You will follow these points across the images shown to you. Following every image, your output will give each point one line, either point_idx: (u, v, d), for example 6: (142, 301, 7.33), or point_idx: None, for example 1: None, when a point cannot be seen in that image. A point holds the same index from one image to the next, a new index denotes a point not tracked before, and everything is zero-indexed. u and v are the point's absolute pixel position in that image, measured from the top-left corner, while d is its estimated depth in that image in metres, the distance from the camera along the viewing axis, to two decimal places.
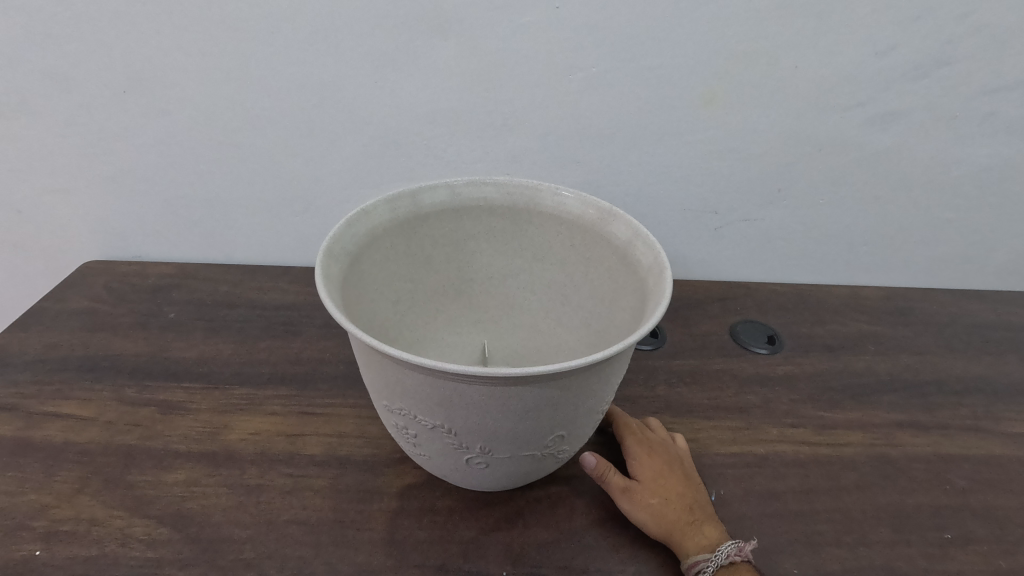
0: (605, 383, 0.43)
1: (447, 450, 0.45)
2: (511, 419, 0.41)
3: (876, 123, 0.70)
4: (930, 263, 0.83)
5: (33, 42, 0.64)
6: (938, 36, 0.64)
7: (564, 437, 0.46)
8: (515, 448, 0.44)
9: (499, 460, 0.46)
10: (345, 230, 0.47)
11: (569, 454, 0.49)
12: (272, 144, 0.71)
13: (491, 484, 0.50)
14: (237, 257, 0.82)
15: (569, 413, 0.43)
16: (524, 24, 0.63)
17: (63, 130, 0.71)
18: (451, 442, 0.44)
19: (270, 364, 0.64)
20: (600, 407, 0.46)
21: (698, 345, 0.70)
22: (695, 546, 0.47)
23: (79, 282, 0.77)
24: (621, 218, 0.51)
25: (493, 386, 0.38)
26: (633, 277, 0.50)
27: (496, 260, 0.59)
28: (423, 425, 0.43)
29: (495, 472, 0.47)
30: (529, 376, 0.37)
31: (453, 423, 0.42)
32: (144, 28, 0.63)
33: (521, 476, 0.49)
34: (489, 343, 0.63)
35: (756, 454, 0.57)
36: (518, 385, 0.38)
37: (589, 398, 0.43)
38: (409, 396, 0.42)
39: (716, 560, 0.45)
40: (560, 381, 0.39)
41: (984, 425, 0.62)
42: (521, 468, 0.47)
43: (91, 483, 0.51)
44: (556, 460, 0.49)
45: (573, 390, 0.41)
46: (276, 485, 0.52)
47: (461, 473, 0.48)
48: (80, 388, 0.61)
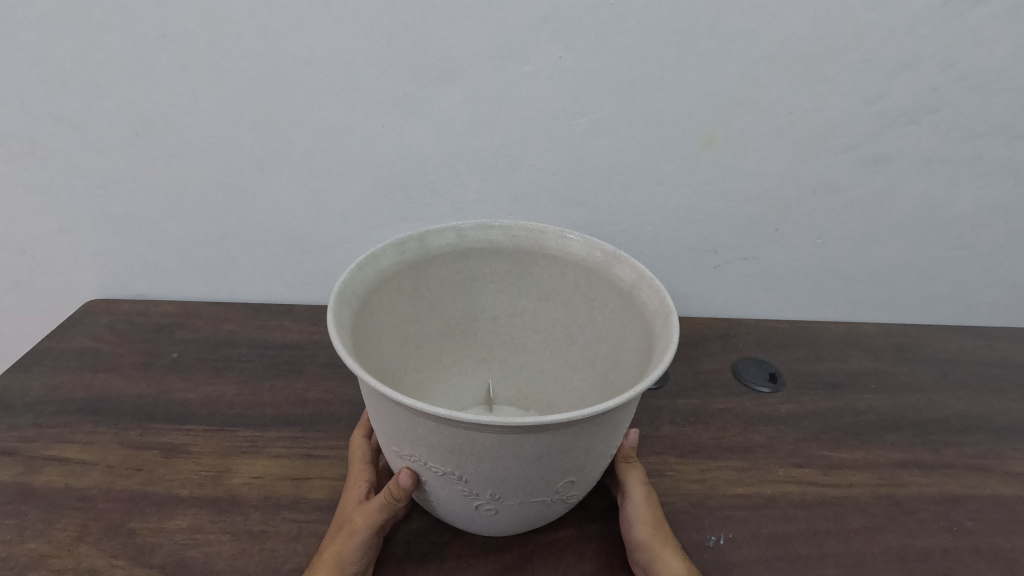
0: (614, 428, 0.43)
1: (457, 497, 0.45)
2: (522, 466, 0.41)
3: (869, 167, 0.72)
4: (926, 299, 0.84)
5: (47, 89, 0.66)
6: (922, 85, 0.66)
7: (575, 483, 0.45)
8: (525, 494, 0.44)
9: (507, 505, 0.45)
10: (354, 275, 0.48)
11: (578, 498, 0.49)
12: (279, 185, 0.72)
13: (500, 529, 0.50)
14: (241, 294, 0.83)
15: (580, 459, 0.43)
16: (527, 72, 0.65)
17: (71, 173, 0.72)
18: (461, 488, 0.44)
19: (273, 405, 0.64)
20: (609, 452, 0.46)
21: (700, 383, 0.71)
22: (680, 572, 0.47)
23: (82, 321, 0.77)
24: (626, 261, 0.51)
25: (505, 434, 0.38)
26: (639, 320, 0.50)
27: (503, 302, 0.60)
28: (434, 472, 0.43)
29: (505, 517, 0.47)
30: (541, 425, 0.37)
31: (464, 470, 0.42)
32: (156, 75, 0.65)
33: (530, 521, 0.49)
34: (496, 382, 0.64)
35: (762, 495, 0.57)
36: (529, 433, 0.38)
37: (598, 444, 0.43)
38: (419, 443, 0.42)
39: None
40: (570, 428, 0.39)
41: (988, 463, 0.62)
42: (532, 513, 0.47)
43: (91, 531, 0.50)
44: (565, 505, 0.48)
45: (583, 437, 0.41)
46: (281, 531, 0.51)
47: (470, 518, 0.48)
48: (81, 432, 0.60)
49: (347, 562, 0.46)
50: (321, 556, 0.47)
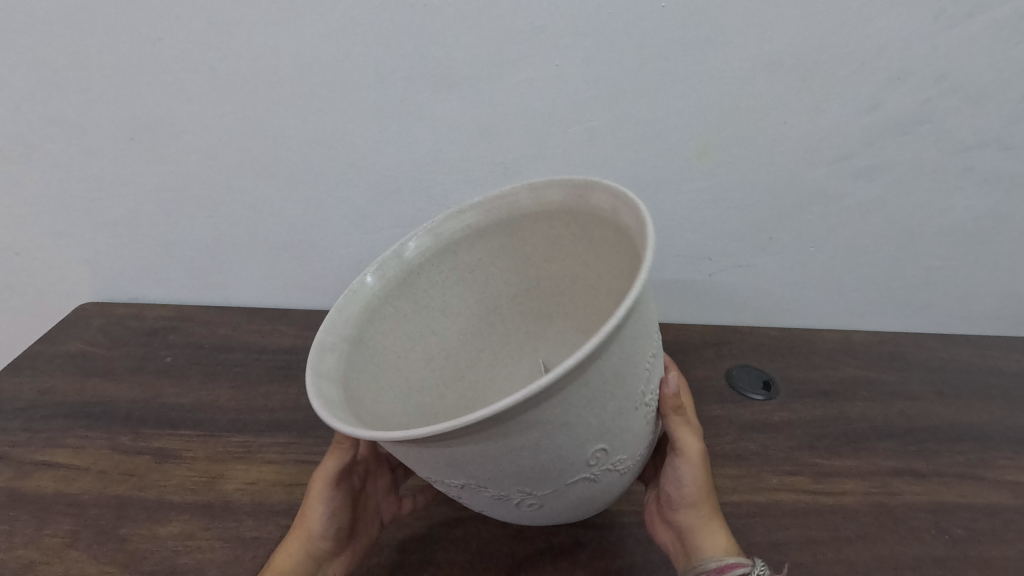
0: (616, 383, 0.38)
1: (495, 503, 0.43)
2: (524, 459, 0.38)
3: (862, 176, 0.72)
4: (918, 307, 0.85)
5: (41, 92, 0.65)
6: (915, 97, 0.67)
7: (609, 451, 0.41)
8: (555, 482, 0.41)
9: (548, 495, 0.43)
10: (335, 321, 0.48)
11: (630, 464, 0.45)
12: (274, 190, 0.72)
13: (567, 518, 0.47)
14: (237, 298, 0.83)
15: (593, 428, 0.39)
16: (524, 79, 0.65)
17: (65, 176, 0.71)
18: (491, 494, 0.42)
19: (268, 410, 0.63)
20: (632, 410, 0.41)
21: (695, 391, 0.71)
22: (723, 540, 0.48)
23: (74, 324, 0.77)
24: (597, 186, 0.48)
25: (477, 436, 0.35)
26: (630, 245, 0.47)
27: (511, 277, 0.59)
28: (456, 486, 0.42)
29: (558, 507, 0.44)
30: (503, 414, 0.34)
31: (475, 477, 0.40)
32: (152, 78, 0.65)
33: (591, 501, 0.46)
34: (546, 358, 0.62)
35: (756, 503, 0.58)
36: (504, 425, 0.35)
37: (607, 407, 0.38)
38: (426, 463, 0.40)
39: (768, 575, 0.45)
40: (549, 407, 0.35)
41: (979, 472, 0.63)
42: (584, 495, 0.44)
43: (81, 537, 0.51)
44: (614, 478, 0.44)
45: (575, 407, 0.37)
46: (273, 538, 0.51)
47: (527, 518, 0.46)
48: (72, 436, 0.60)
49: (310, 521, 0.49)
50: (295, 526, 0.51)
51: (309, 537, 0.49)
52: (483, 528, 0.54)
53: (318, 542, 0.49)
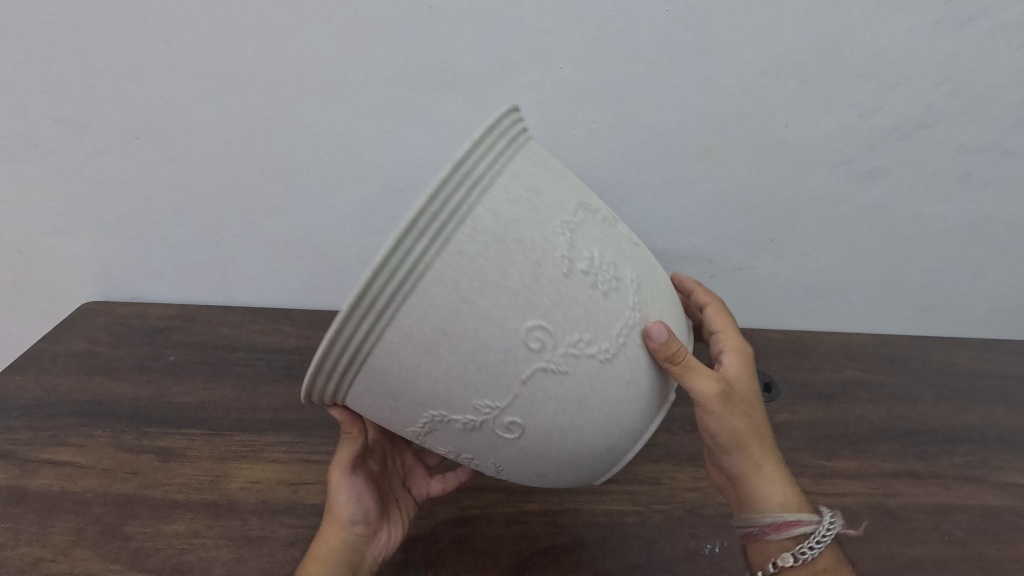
0: (504, 248, 0.36)
1: (474, 437, 0.42)
2: (441, 358, 0.37)
3: (863, 179, 0.73)
4: (917, 310, 0.86)
5: (47, 91, 0.66)
6: (915, 101, 0.68)
7: (548, 329, 0.38)
8: (503, 385, 0.39)
9: (518, 410, 0.40)
10: None
11: (598, 350, 0.40)
12: (278, 190, 0.73)
13: (574, 437, 0.43)
14: (240, 298, 0.83)
15: (505, 303, 0.37)
16: (529, 82, 0.65)
17: (70, 175, 0.72)
18: (459, 424, 0.41)
19: (271, 409, 0.63)
20: (558, 280, 0.38)
21: None
22: (773, 489, 0.50)
23: (78, 323, 0.77)
24: None
25: (376, 338, 0.37)
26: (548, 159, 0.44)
27: None
28: (428, 424, 0.42)
29: (541, 425, 0.41)
30: (374, 303, 0.35)
31: (422, 401, 0.40)
32: (159, 79, 0.65)
33: (580, 411, 0.42)
34: None
35: None
36: (389, 320, 0.36)
37: (507, 276, 0.36)
38: (385, 405, 0.42)
39: (823, 547, 0.47)
40: (423, 288, 0.35)
41: (978, 474, 0.63)
42: (559, 396, 0.40)
43: (87, 535, 0.51)
44: (584, 365, 0.40)
45: (459, 280, 0.36)
46: (278, 537, 0.51)
47: (527, 450, 0.43)
48: (76, 435, 0.60)
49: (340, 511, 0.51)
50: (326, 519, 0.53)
51: (343, 525, 0.51)
52: (485, 528, 0.54)
53: (353, 527, 0.51)
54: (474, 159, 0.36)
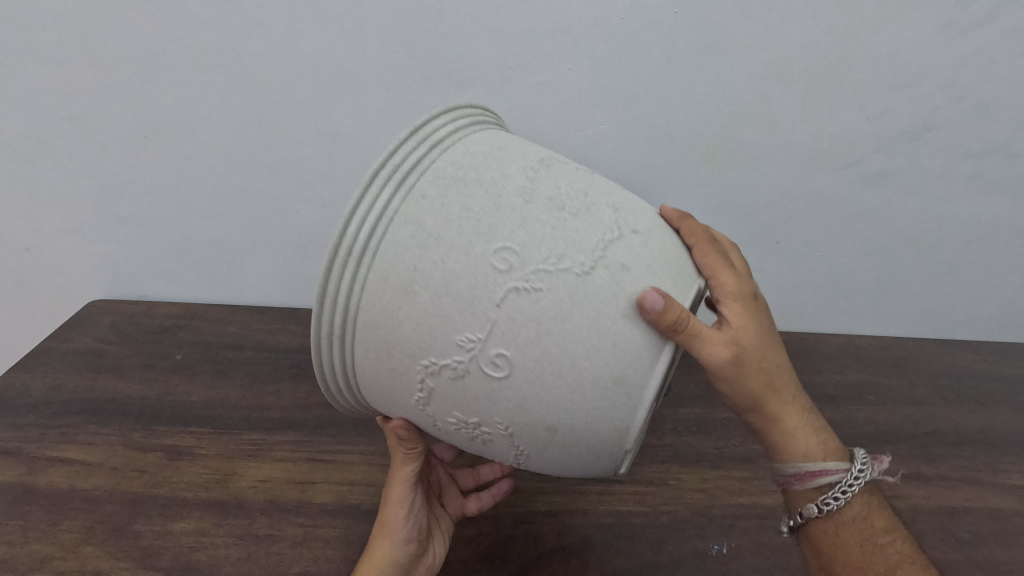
0: (463, 183, 0.38)
1: (472, 391, 0.39)
2: (419, 294, 0.37)
3: (869, 181, 0.73)
4: (922, 312, 0.86)
5: (56, 89, 0.66)
6: (921, 104, 0.68)
7: (517, 248, 0.37)
8: (481, 313, 0.37)
9: (505, 342, 0.38)
10: None
11: (583, 269, 0.38)
12: None
13: (578, 377, 0.39)
14: (245, 296, 0.83)
15: (470, 229, 0.37)
16: (537, 82, 0.65)
17: (77, 173, 0.72)
18: (453, 375, 0.39)
19: (278, 408, 0.64)
20: (522, 206, 0.38)
21: (702, 392, 0.71)
22: (803, 444, 0.46)
23: (84, 321, 0.77)
24: None
25: (358, 290, 0.38)
26: None
27: None
28: (426, 385, 0.40)
29: (533, 358, 0.38)
30: (351, 254, 0.37)
31: (415, 356, 0.39)
32: (168, 78, 0.65)
33: (575, 338, 0.38)
34: None
35: (765, 505, 0.58)
36: (367, 267, 0.38)
37: (469, 204, 0.38)
38: (384, 372, 0.41)
39: (847, 500, 0.47)
40: (393, 229, 0.37)
41: (984, 476, 0.63)
42: (543, 320, 0.37)
43: (96, 533, 0.51)
44: (564, 282, 0.37)
45: (425, 216, 0.37)
46: (287, 535, 0.51)
47: (530, 399, 0.39)
48: (84, 433, 0.60)
49: (394, 527, 0.49)
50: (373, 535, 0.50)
51: (396, 542, 0.49)
52: (495, 528, 0.55)
53: (403, 545, 0.49)
54: (431, 122, 0.40)
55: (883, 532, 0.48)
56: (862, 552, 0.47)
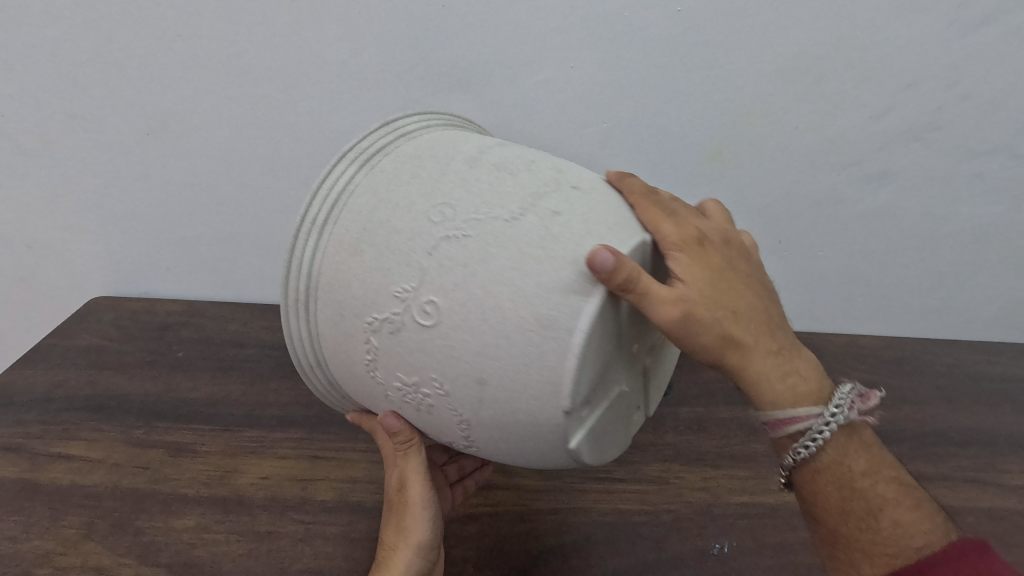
0: (416, 160, 0.43)
1: (410, 342, 0.40)
2: (365, 251, 0.40)
3: (871, 180, 0.73)
4: None
5: (59, 86, 0.66)
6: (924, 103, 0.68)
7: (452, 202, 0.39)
8: (415, 261, 0.39)
9: (436, 290, 0.38)
10: None
11: (512, 217, 0.38)
12: None
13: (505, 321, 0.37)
14: (247, 294, 0.83)
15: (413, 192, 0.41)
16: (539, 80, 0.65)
17: None
18: (392, 327, 0.40)
19: (280, 405, 0.64)
20: (464, 171, 0.41)
21: (704, 391, 0.71)
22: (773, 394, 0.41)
23: (87, 318, 0.77)
24: None
25: (318, 254, 0.42)
26: None
27: None
28: (371, 343, 0.41)
29: (459, 302, 0.38)
30: (314, 223, 0.42)
31: (362, 313, 0.41)
32: (170, 75, 0.65)
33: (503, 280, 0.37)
34: None
35: (766, 504, 0.58)
36: (327, 233, 0.42)
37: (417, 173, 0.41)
38: (341, 336, 0.43)
39: (819, 448, 0.41)
40: (351, 200, 0.42)
41: (986, 477, 0.63)
42: (470, 264, 0.38)
43: (97, 529, 0.51)
44: (492, 228, 0.38)
45: (378, 187, 0.42)
46: (288, 533, 0.51)
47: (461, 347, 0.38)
48: (86, 429, 0.61)
49: (414, 535, 0.48)
50: (385, 547, 0.48)
51: (416, 550, 0.47)
52: (495, 526, 0.55)
53: (425, 553, 0.48)
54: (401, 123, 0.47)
55: (863, 475, 0.42)
56: (840, 498, 0.42)
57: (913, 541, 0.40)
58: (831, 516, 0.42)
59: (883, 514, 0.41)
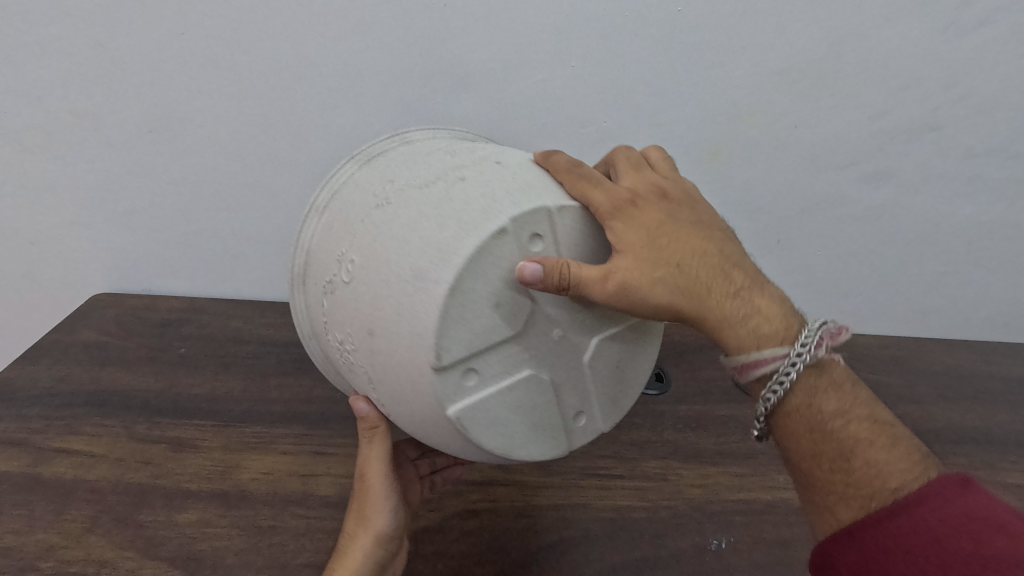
0: (399, 153, 0.50)
1: (336, 300, 0.44)
2: (331, 223, 0.47)
3: (870, 180, 0.73)
4: None
5: (62, 84, 0.66)
6: (923, 104, 0.68)
7: (396, 180, 0.45)
8: (352, 227, 0.44)
9: (359, 252, 0.43)
10: None
11: (430, 186, 0.42)
12: (290, 184, 0.73)
13: (394, 277, 0.40)
14: (248, 292, 0.83)
15: (377, 174, 0.47)
16: (540, 80, 0.66)
17: (83, 167, 0.72)
18: (328, 286, 0.45)
19: (281, 402, 0.64)
20: (425, 156, 0.47)
21: (702, 389, 0.72)
22: (732, 338, 0.43)
23: (88, 315, 0.77)
24: None
25: (307, 231, 0.50)
26: None
27: None
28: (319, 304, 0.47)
29: (367, 261, 0.42)
30: (313, 207, 0.51)
31: (318, 276, 0.47)
32: (174, 73, 0.66)
33: (400, 240, 0.41)
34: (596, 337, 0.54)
35: (764, 500, 0.59)
36: (317, 212, 0.50)
37: (389, 162, 0.48)
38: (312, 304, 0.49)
39: (784, 391, 0.43)
40: (340, 186, 0.50)
41: (981, 474, 0.64)
42: (383, 227, 0.42)
43: (100, 523, 0.52)
44: (412, 195, 0.42)
45: (360, 174, 0.49)
46: (289, 527, 0.52)
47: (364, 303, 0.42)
48: (89, 424, 0.61)
49: (375, 522, 0.48)
50: (347, 533, 0.49)
51: (376, 538, 0.48)
52: (495, 521, 0.55)
53: (385, 544, 0.48)
54: (413, 132, 0.55)
55: (834, 416, 0.43)
56: (812, 441, 0.43)
57: (888, 482, 0.40)
58: (807, 461, 0.43)
59: (856, 454, 0.41)
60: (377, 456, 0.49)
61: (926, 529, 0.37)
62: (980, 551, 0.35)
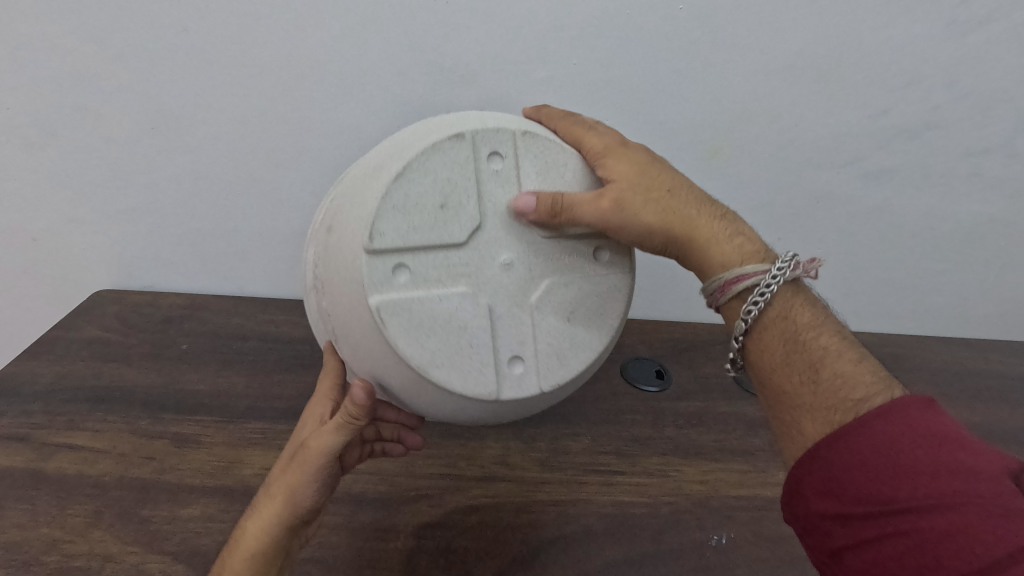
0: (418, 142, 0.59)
1: (320, 218, 0.50)
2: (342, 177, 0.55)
3: (870, 179, 0.74)
4: (921, 310, 0.87)
5: (64, 80, 0.66)
6: (923, 102, 0.68)
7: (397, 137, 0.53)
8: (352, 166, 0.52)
9: (347, 177, 0.50)
10: None
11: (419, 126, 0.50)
12: (292, 181, 0.73)
13: (365, 181, 0.46)
14: (249, 289, 0.83)
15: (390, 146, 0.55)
16: (542, 78, 0.66)
17: (85, 164, 0.72)
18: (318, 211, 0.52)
19: (283, 398, 0.64)
20: None
21: (703, 387, 0.72)
22: (720, 257, 0.49)
23: (90, 311, 0.77)
24: None
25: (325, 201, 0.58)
26: None
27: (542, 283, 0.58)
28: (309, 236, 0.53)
29: (350, 178, 0.49)
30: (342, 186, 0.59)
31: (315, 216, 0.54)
32: (176, 70, 0.66)
33: (380, 154, 0.48)
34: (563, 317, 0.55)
35: (764, 497, 0.59)
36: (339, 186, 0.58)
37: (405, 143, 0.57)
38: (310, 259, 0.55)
39: (766, 300, 0.46)
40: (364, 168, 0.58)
41: None
42: (373, 153, 0.49)
43: (104, 517, 0.52)
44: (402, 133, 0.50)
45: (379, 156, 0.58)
46: None
47: (336, 208, 0.47)
48: (92, 420, 0.61)
49: (298, 498, 0.47)
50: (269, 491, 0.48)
51: (291, 512, 0.47)
52: (497, 516, 0.55)
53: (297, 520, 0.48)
54: None
55: (808, 329, 0.46)
56: (785, 351, 0.46)
57: (851, 395, 0.42)
58: (779, 368, 0.46)
59: (826, 365, 0.44)
60: (332, 438, 0.47)
61: (899, 441, 0.38)
62: (945, 462, 0.36)
